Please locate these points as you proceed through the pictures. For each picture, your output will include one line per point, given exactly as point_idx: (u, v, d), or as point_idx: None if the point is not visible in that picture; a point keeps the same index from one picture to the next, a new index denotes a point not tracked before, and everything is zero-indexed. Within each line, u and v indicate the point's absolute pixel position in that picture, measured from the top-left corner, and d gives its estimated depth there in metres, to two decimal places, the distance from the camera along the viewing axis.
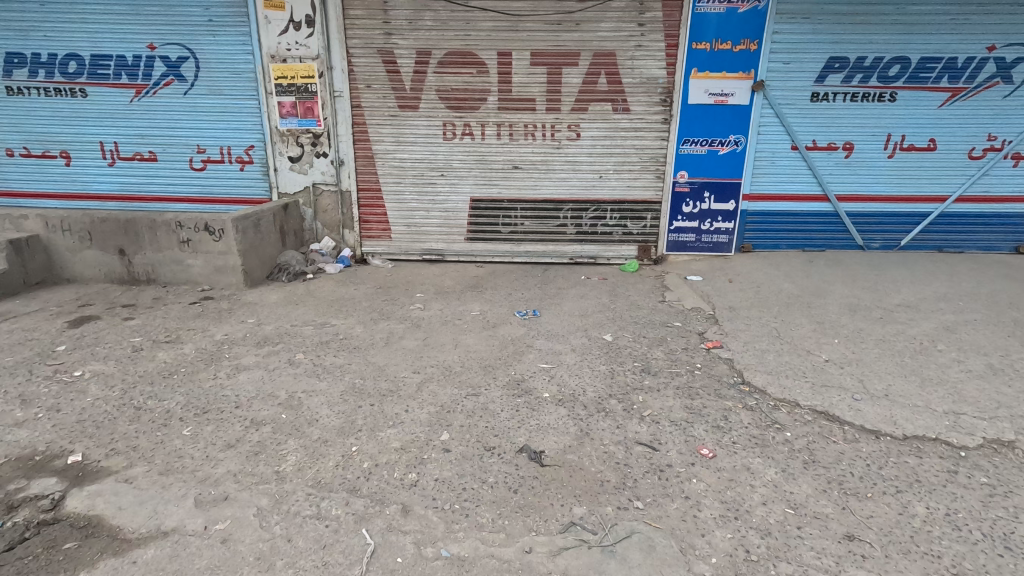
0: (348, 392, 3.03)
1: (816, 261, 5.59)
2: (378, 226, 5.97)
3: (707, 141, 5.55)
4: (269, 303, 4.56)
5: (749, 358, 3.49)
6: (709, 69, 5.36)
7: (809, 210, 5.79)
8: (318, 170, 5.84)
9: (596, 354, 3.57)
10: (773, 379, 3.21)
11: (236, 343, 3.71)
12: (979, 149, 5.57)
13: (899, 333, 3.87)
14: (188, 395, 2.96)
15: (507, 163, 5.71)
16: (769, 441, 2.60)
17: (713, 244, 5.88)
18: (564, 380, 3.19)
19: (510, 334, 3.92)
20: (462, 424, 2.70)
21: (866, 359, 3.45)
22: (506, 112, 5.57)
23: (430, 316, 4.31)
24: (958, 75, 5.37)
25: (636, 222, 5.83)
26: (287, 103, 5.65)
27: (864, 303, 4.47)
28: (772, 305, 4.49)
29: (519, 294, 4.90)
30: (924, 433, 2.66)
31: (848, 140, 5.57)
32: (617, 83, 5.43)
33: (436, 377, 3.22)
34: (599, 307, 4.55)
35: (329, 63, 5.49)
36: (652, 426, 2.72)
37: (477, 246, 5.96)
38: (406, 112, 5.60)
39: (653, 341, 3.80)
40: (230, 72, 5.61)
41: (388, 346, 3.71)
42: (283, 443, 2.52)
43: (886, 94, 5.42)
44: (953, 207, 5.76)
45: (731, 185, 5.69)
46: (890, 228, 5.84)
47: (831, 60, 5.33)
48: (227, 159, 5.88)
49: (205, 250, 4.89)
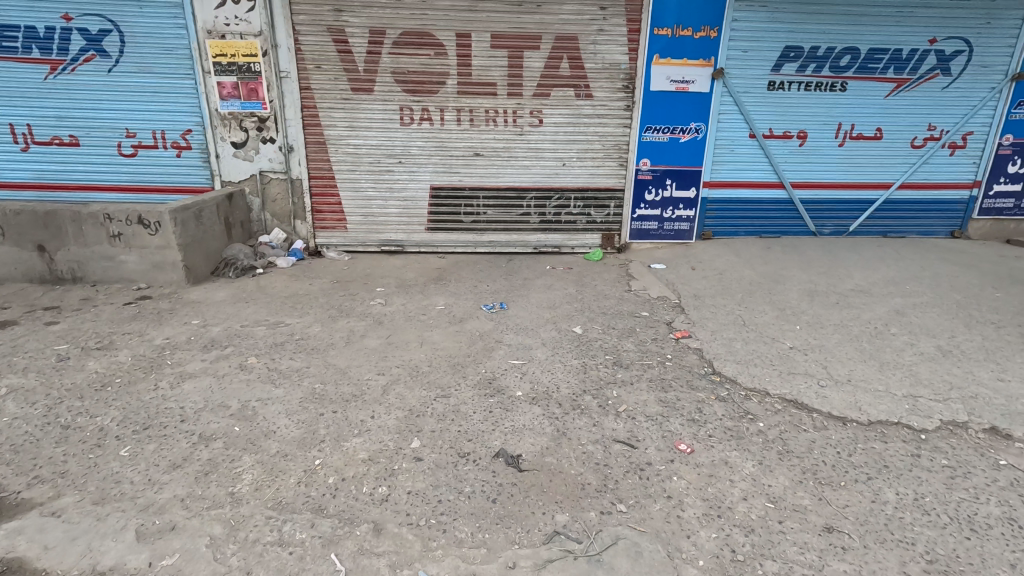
0: (308, 399, 2.82)
1: (773, 247, 5.73)
2: (333, 216, 5.66)
3: (669, 129, 5.54)
4: (216, 301, 4.23)
5: (718, 348, 3.51)
6: (671, 56, 5.33)
7: (766, 198, 5.92)
8: (265, 156, 5.45)
9: (567, 348, 3.50)
10: (742, 369, 3.23)
11: (179, 348, 3.40)
12: (920, 138, 5.83)
13: (855, 317, 4.00)
14: (125, 410, 2.67)
15: (468, 150, 5.52)
16: (743, 433, 2.61)
17: (675, 232, 5.92)
18: (537, 377, 3.10)
19: (478, 329, 3.79)
20: (433, 430, 2.56)
21: (827, 345, 3.53)
22: (466, 97, 5.36)
23: (393, 311, 4.11)
24: (903, 66, 5.57)
25: (600, 210, 5.78)
26: (228, 83, 5.22)
27: (821, 288, 4.60)
28: (735, 292, 4.55)
29: (484, 285, 4.76)
30: (887, 417, 2.74)
31: (802, 128, 5.69)
32: (579, 68, 5.32)
33: (403, 379, 3.05)
34: (567, 297, 4.48)
35: (273, 41, 5.10)
36: (629, 422, 2.67)
37: (439, 236, 5.76)
38: (360, 95, 5.29)
39: (623, 333, 3.76)
40: (160, 48, 5.11)
41: (350, 345, 3.49)
42: (237, 461, 2.31)
43: (837, 84, 5.57)
44: (897, 194, 6.02)
45: (692, 173, 5.72)
46: (840, 214, 6.06)
47: (787, 49, 5.41)
48: (161, 144, 5.39)
49: (140, 245, 4.46)
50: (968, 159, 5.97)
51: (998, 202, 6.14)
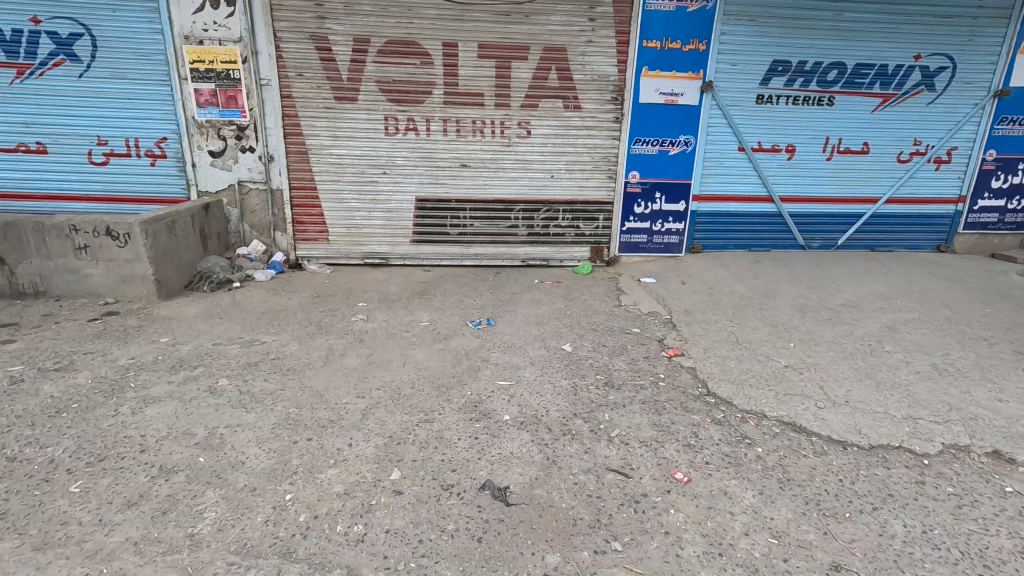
0: (280, 425, 2.64)
1: (762, 261, 5.68)
2: (314, 228, 5.49)
3: (658, 141, 5.48)
4: (188, 317, 4.02)
5: (712, 366, 3.40)
6: (660, 68, 5.28)
7: (755, 211, 5.88)
8: (244, 166, 5.27)
9: (556, 368, 3.36)
10: (738, 390, 3.12)
11: (144, 369, 3.19)
12: (906, 152, 5.85)
13: (848, 333, 3.93)
14: (79, 439, 2.47)
15: (455, 161, 5.40)
16: (742, 459, 2.49)
17: (664, 245, 5.84)
18: (525, 400, 2.95)
19: (463, 347, 3.64)
20: (414, 459, 2.40)
21: (823, 364, 3.44)
22: (453, 107, 5.24)
23: (374, 328, 3.94)
24: (889, 82, 5.60)
25: (589, 223, 5.69)
26: (206, 91, 5.05)
27: (812, 303, 4.54)
28: (726, 307, 4.47)
29: (470, 300, 4.61)
30: (888, 441, 2.64)
31: (790, 142, 5.68)
32: (568, 79, 5.25)
33: (384, 402, 2.89)
34: (556, 313, 4.35)
35: (253, 48, 4.95)
36: (622, 449, 2.54)
37: (424, 249, 5.62)
38: (343, 104, 5.15)
39: (614, 351, 3.64)
40: (135, 53, 4.92)
41: (328, 365, 3.32)
42: (199, 497, 2.12)
43: (825, 98, 5.57)
44: (884, 208, 6.03)
45: (682, 186, 5.66)
46: (829, 228, 6.04)
47: (775, 63, 5.41)
48: (134, 152, 5.18)
49: (108, 257, 4.25)
50: (953, 174, 6.01)
51: (983, 217, 6.18)
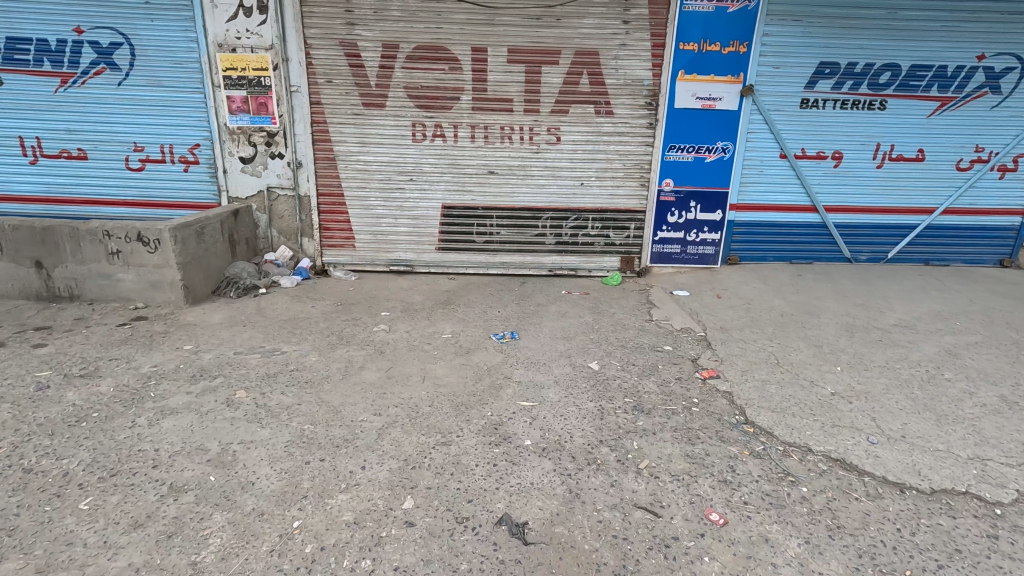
0: (294, 444, 2.56)
1: (804, 275, 5.36)
2: (341, 234, 5.46)
3: (694, 148, 5.24)
4: (212, 324, 4.03)
5: (750, 391, 3.17)
6: (697, 72, 5.05)
7: (797, 221, 5.56)
8: (273, 172, 5.30)
9: (582, 388, 3.19)
10: (779, 419, 2.88)
11: (165, 378, 3.18)
12: (966, 160, 5.43)
13: (902, 358, 3.62)
14: (94, 452, 2.44)
15: (482, 168, 5.29)
16: (784, 501, 2.27)
17: (698, 256, 5.59)
18: (548, 424, 2.79)
19: (485, 362, 3.51)
20: (429, 487, 2.27)
21: (874, 392, 3.16)
22: (481, 113, 5.14)
23: (396, 340, 3.85)
24: (948, 84, 5.21)
25: (619, 232, 5.49)
26: (238, 98, 5.10)
27: (861, 322, 4.22)
28: (765, 325, 4.20)
29: (494, 311, 4.48)
30: (952, 485, 2.37)
31: (837, 148, 5.35)
32: (600, 84, 5.07)
33: (400, 421, 2.78)
34: (582, 327, 4.17)
35: (284, 55, 4.96)
36: (652, 483, 2.35)
37: (449, 257, 5.52)
38: (371, 110, 5.11)
39: (644, 370, 3.45)
40: (170, 62, 5.01)
41: (346, 379, 3.24)
42: (206, 520, 2.04)
43: (876, 102, 5.22)
44: (940, 219, 5.61)
45: (718, 194, 5.40)
46: (878, 240, 5.66)
47: (822, 65, 5.10)
48: (168, 158, 5.27)
49: (138, 263, 4.31)
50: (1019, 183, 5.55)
51: None
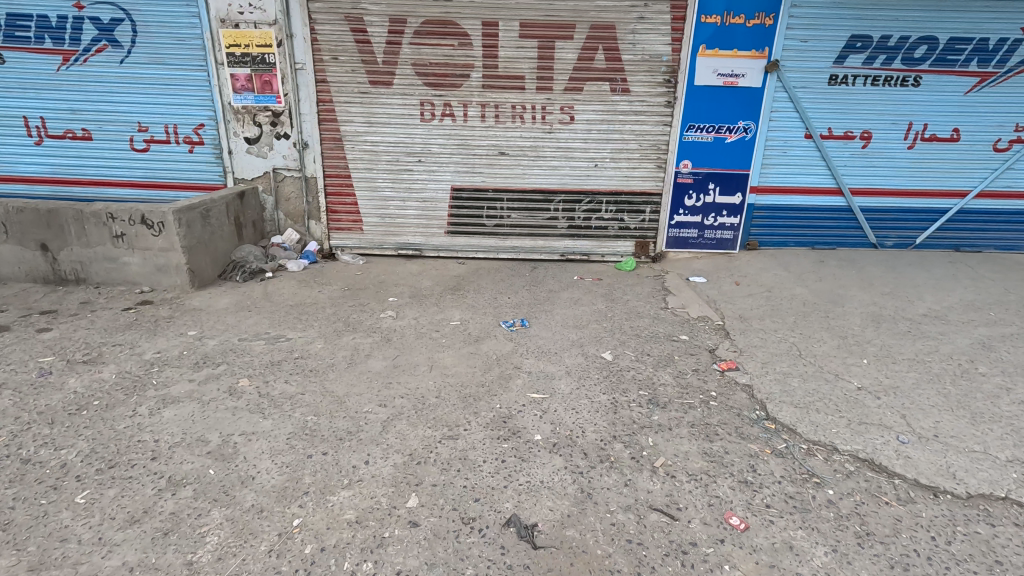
0: (296, 436, 2.48)
1: (827, 261, 5.15)
2: (348, 217, 5.35)
3: (714, 128, 5.01)
4: (218, 309, 3.96)
5: (771, 385, 3.02)
6: (719, 46, 4.79)
7: (821, 205, 5.32)
8: (279, 153, 5.17)
9: (594, 379, 3.07)
10: (802, 415, 2.74)
11: (169, 365, 3.11)
12: (1004, 140, 5.13)
13: (932, 350, 3.44)
14: (93, 442, 2.38)
15: (493, 149, 5.11)
16: (809, 504, 2.15)
17: (716, 241, 5.39)
18: (559, 418, 2.68)
19: (494, 351, 3.40)
20: (434, 484, 2.18)
21: (904, 387, 3.00)
22: (492, 91, 4.95)
23: (403, 327, 3.76)
24: (988, 59, 4.89)
25: (634, 216, 5.31)
26: (241, 76, 4.95)
27: (888, 312, 4.04)
28: (787, 314, 4.03)
29: (505, 298, 4.36)
30: (990, 490, 2.23)
31: (866, 128, 5.07)
32: (616, 60, 4.84)
33: (406, 413, 2.69)
34: (595, 315, 4.04)
35: (288, 31, 4.79)
36: (668, 483, 2.24)
37: (459, 240, 5.39)
38: (378, 88, 4.94)
39: (659, 361, 3.31)
40: (172, 38, 4.86)
41: (351, 368, 3.15)
42: (203, 516, 1.98)
43: (910, 79, 4.92)
44: (973, 203, 5.34)
45: (738, 177, 5.18)
46: (906, 224, 5.41)
47: (853, 38, 4.80)
48: (173, 139, 5.16)
49: (143, 246, 4.24)
50: None
51: None
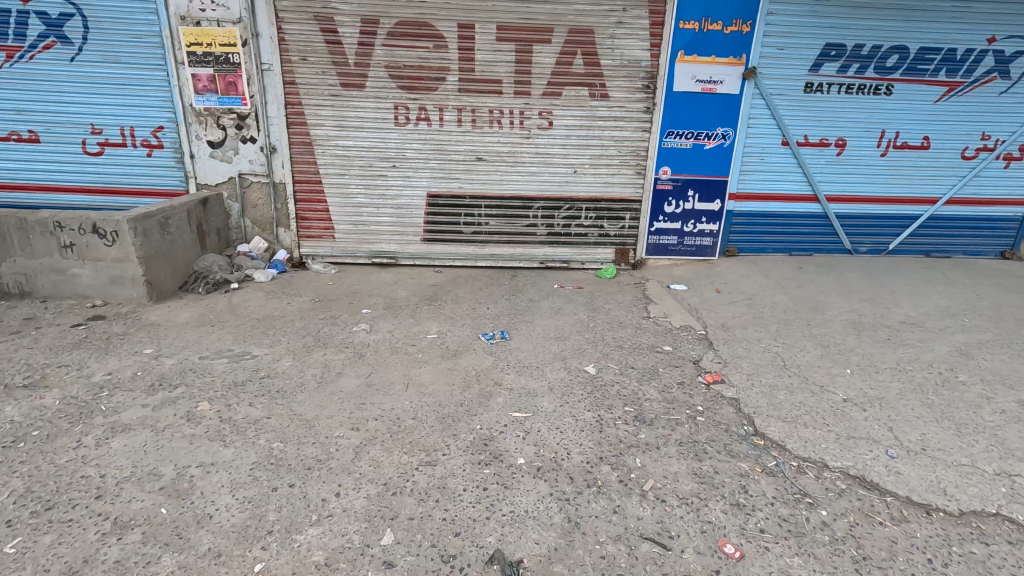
0: (260, 466, 2.30)
1: (805, 267, 5.16)
2: (319, 225, 5.13)
3: (693, 134, 4.98)
4: (177, 324, 3.71)
5: (758, 398, 2.96)
6: (697, 53, 4.76)
7: (798, 212, 5.35)
8: (245, 157, 4.93)
9: (578, 396, 2.95)
10: (791, 430, 2.67)
11: (120, 388, 2.87)
12: (972, 148, 5.25)
13: (913, 359, 3.44)
14: (29, 480, 2.15)
15: (470, 154, 4.98)
16: (804, 527, 2.07)
17: (696, 247, 5.36)
18: (543, 439, 2.55)
19: (474, 366, 3.25)
20: (411, 518, 2.04)
21: (889, 398, 2.97)
22: (469, 95, 4.81)
23: (377, 341, 3.58)
24: (956, 68, 4.99)
25: (614, 222, 5.23)
26: (204, 76, 4.70)
27: (867, 320, 4.04)
28: (769, 322, 4.00)
29: (483, 308, 4.22)
30: (982, 506, 2.19)
31: (841, 135, 5.12)
32: (595, 64, 4.76)
33: (380, 437, 2.52)
34: (577, 326, 3.93)
35: (254, 30, 4.57)
36: (658, 508, 2.14)
37: (435, 248, 5.23)
38: (350, 91, 4.76)
39: (644, 374, 3.22)
40: (127, 35, 4.58)
41: (321, 388, 2.96)
42: (152, 565, 1.79)
43: (882, 87, 4.98)
44: (943, 210, 5.44)
45: (717, 183, 5.16)
46: (880, 230, 5.48)
47: (828, 47, 4.84)
48: (129, 142, 4.87)
49: (95, 256, 3.95)
50: None
51: None
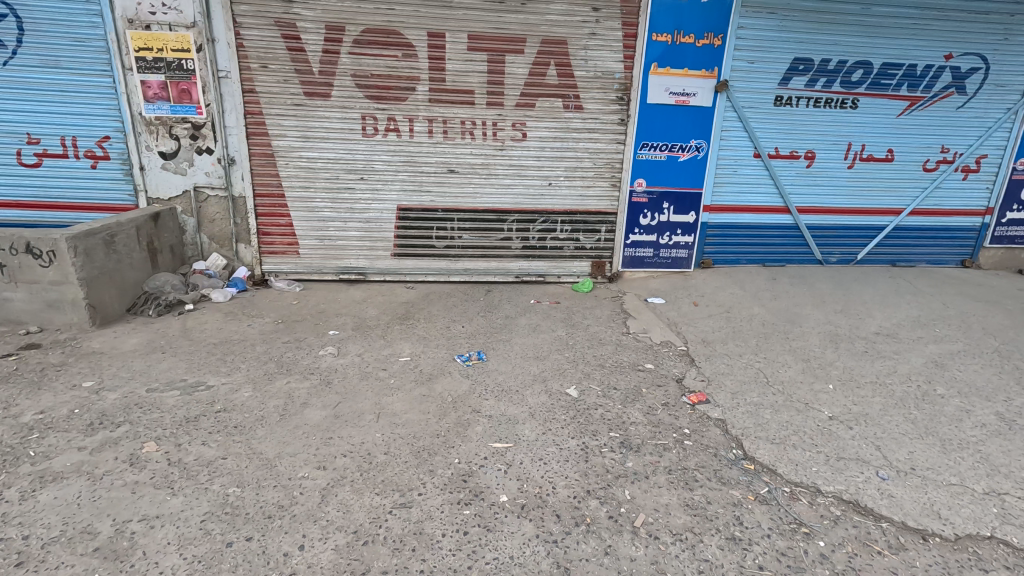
0: (213, 517, 2.06)
1: (779, 278, 5.19)
2: (282, 240, 4.87)
3: (667, 146, 4.95)
4: (123, 352, 3.40)
5: (744, 418, 2.88)
6: (670, 65, 4.75)
7: (770, 223, 5.38)
8: (201, 169, 4.64)
9: (561, 422, 2.80)
10: (780, 452, 2.59)
11: (54, 429, 2.57)
12: (933, 161, 5.40)
13: (891, 371, 3.44)
14: None
15: (442, 166, 4.81)
16: (803, 562, 1.97)
17: (671, 259, 5.32)
18: (526, 472, 2.40)
19: (450, 392, 3.07)
20: (384, 572, 1.85)
21: (873, 414, 2.93)
22: (440, 105, 4.66)
23: (345, 366, 3.36)
24: (917, 84, 5.13)
25: (590, 235, 5.15)
26: (154, 83, 4.41)
27: (843, 332, 4.05)
28: (748, 336, 3.96)
29: (458, 327, 4.04)
30: (976, 529, 2.14)
31: (810, 148, 5.18)
32: (568, 76, 4.69)
33: (350, 477, 2.32)
34: (556, 344, 3.80)
35: (209, 35, 4.31)
36: (652, 547, 2.01)
37: (407, 263, 5.03)
38: (314, 100, 4.54)
39: (628, 395, 3.11)
40: (68, 39, 4.25)
41: (284, 421, 2.72)
42: None
43: (848, 101, 5.08)
44: (907, 220, 5.57)
45: (691, 195, 5.14)
46: (848, 241, 5.57)
47: (796, 61, 4.90)
48: (71, 153, 4.51)
49: (29, 279, 3.60)
50: (981, 184, 5.58)
51: (1010, 230, 5.77)
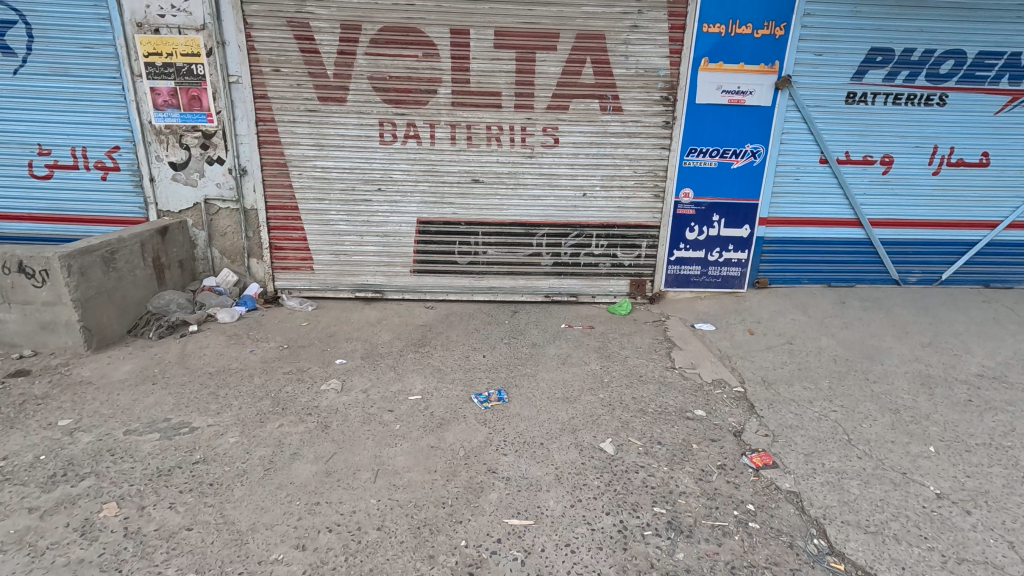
0: None
1: (849, 302, 4.51)
2: (296, 255, 4.55)
3: (718, 151, 4.37)
4: (111, 383, 3.11)
5: (825, 492, 2.31)
6: (723, 60, 4.18)
7: (838, 237, 4.71)
8: (211, 180, 4.38)
9: (594, 490, 2.30)
10: (878, 547, 2.01)
11: (10, 481, 2.26)
12: None
13: (1009, 429, 2.77)
14: None
15: (465, 176, 4.39)
16: None
17: (722, 278, 4.71)
18: (549, 565, 1.92)
19: (462, 443, 2.61)
20: None
21: (996, 492, 2.30)
22: (464, 109, 4.24)
23: (347, 405, 2.94)
24: (1020, 75, 4.38)
25: (629, 251, 4.61)
26: (163, 90, 4.16)
27: (937, 372, 3.38)
28: (819, 375, 3.34)
29: (479, 357, 3.59)
30: None
31: (887, 152, 4.49)
32: (606, 74, 4.18)
33: (332, 564, 1.89)
34: (589, 381, 3.28)
35: (220, 37, 4.03)
36: None
37: (426, 280, 4.62)
38: (329, 106, 4.20)
39: (677, 452, 2.57)
40: (77, 45, 4.06)
41: (267, 479, 2.32)
42: None
43: (935, 97, 4.37)
44: (1004, 235, 4.78)
45: (746, 206, 4.53)
46: (931, 258, 4.82)
47: (874, 52, 4.24)
48: (81, 164, 4.32)
49: (23, 299, 3.38)
50: None
51: None
